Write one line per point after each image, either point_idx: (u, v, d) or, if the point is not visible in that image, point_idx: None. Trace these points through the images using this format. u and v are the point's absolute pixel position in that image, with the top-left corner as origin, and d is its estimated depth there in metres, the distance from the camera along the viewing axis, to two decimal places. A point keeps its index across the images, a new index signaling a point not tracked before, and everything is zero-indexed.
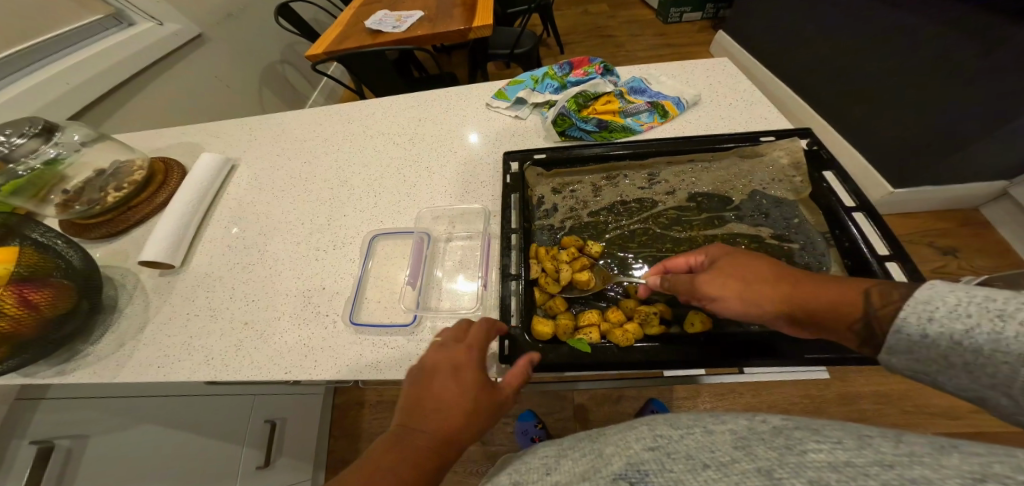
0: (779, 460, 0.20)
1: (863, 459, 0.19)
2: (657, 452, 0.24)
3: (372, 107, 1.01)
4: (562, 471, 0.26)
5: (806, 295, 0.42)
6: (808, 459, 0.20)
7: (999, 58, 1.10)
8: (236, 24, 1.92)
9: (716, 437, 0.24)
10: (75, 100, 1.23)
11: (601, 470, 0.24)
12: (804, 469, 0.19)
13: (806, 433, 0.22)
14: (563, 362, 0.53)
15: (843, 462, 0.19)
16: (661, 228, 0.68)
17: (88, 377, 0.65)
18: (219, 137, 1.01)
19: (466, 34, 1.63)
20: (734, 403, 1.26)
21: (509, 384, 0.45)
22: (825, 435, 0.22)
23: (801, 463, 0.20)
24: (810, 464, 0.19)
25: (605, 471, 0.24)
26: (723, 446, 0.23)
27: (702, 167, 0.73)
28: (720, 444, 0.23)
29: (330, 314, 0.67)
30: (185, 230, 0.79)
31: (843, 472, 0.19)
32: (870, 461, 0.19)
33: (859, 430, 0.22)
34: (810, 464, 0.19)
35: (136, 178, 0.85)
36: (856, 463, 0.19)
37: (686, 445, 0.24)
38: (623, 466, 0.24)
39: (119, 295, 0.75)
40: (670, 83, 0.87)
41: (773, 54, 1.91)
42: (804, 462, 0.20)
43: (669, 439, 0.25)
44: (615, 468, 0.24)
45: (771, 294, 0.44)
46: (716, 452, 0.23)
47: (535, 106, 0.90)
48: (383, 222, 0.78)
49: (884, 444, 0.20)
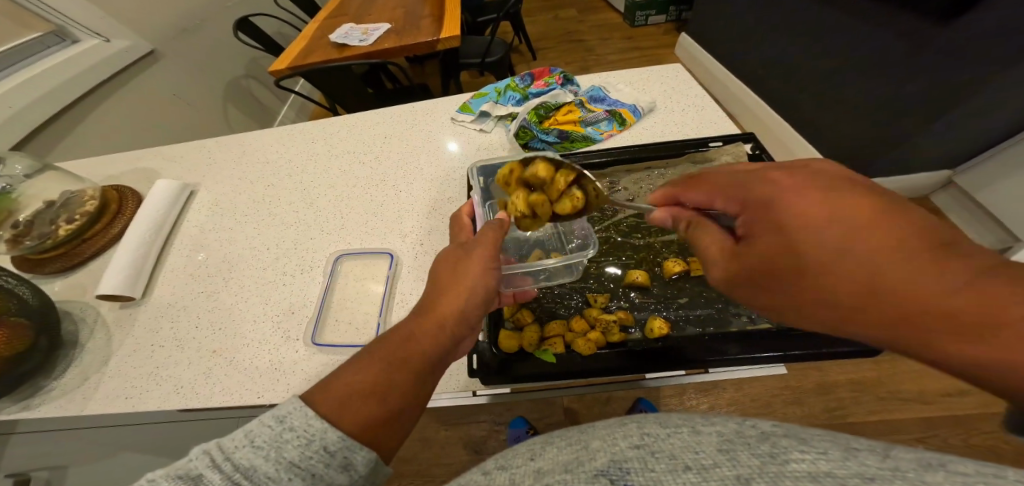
0: (760, 469, 0.20)
1: (845, 470, 0.19)
2: (642, 450, 0.24)
3: (337, 125, 1.01)
4: (547, 457, 0.26)
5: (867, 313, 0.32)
6: (788, 468, 0.20)
7: (931, 56, 1.17)
8: (192, 39, 1.88)
9: (702, 437, 0.24)
10: (15, 126, 1.19)
11: (584, 465, 0.23)
12: (782, 479, 0.19)
13: (792, 442, 0.22)
14: (529, 374, 0.54)
15: (824, 473, 0.19)
16: (622, 236, 0.70)
17: (53, 413, 0.63)
18: (176, 162, 0.99)
19: (434, 45, 1.63)
20: (718, 398, 1.29)
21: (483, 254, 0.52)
22: (812, 445, 0.21)
23: (778, 473, 0.20)
24: (787, 473, 0.19)
25: (587, 466, 0.23)
26: (708, 448, 0.23)
27: (657, 174, 0.74)
28: (705, 445, 0.23)
29: (297, 338, 0.67)
30: (145, 259, 0.77)
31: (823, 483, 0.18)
32: (851, 472, 0.19)
33: (849, 443, 0.21)
34: (790, 474, 0.19)
35: (88, 209, 0.82)
36: (837, 475, 0.19)
37: (672, 444, 0.24)
38: (606, 463, 0.23)
39: (80, 330, 0.73)
40: (627, 91, 0.90)
41: (730, 55, 1.98)
42: (783, 472, 0.20)
43: (656, 437, 0.24)
44: (598, 464, 0.23)
45: (821, 313, 0.35)
46: (700, 454, 0.22)
47: (498, 118, 0.91)
48: (350, 242, 0.78)
49: (870, 457, 0.20)
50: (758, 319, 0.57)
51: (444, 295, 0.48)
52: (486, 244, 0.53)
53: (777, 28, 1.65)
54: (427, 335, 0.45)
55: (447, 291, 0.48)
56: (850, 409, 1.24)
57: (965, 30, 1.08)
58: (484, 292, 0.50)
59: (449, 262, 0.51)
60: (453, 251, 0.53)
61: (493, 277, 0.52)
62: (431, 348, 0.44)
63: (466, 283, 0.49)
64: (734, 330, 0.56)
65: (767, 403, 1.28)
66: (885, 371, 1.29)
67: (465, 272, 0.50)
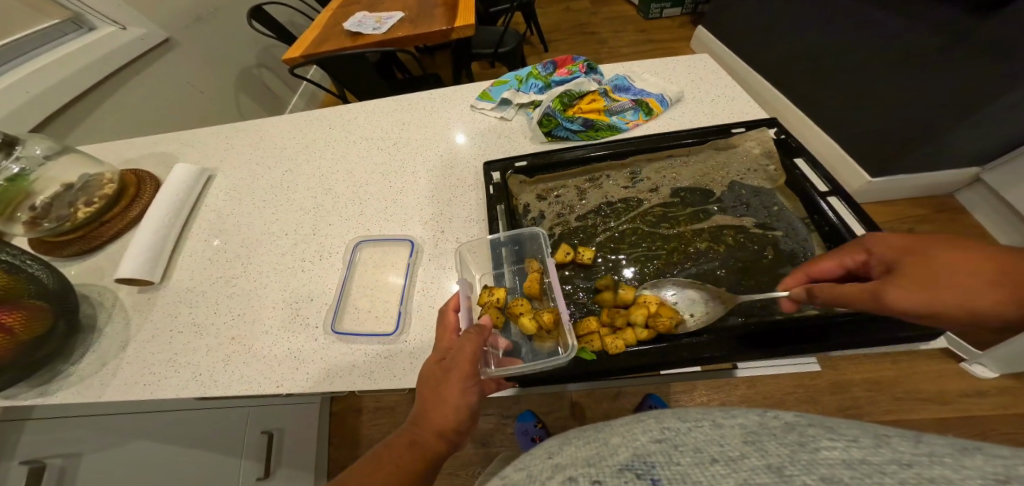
0: (792, 458, 0.21)
1: (879, 457, 0.20)
2: (665, 444, 0.24)
3: (354, 111, 1.00)
4: (565, 454, 0.27)
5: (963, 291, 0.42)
6: (821, 456, 0.20)
7: (965, 51, 1.14)
8: (206, 28, 1.87)
9: (726, 431, 0.25)
10: (34, 110, 1.19)
11: (607, 459, 0.24)
12: (816, 466, 0.20)
13: (819, 430, 0.23)
14: (568, 375, 0.54)
15: (858, 460, 0.20)
16: (650, 227, 0.69)
17: (72, 399, 0.63)
18: (193, 147, 0.99)
19: (449, 34, 1.61)
20: (730, 395, 1.28)
21: (464, 366, 0.47)
22: (840, 433, 0.23)
23: (812, 460, 0.20)
24: (821, 461, 0.20)
25: (611, 461, 0.24)
26: (733, 441, 0.24)
27: (680, 162, 0.75)
28: (730, 439, 0.24)
29: (316, 325, 0.66)
30: (164, 244, 0.77)
31: (858, 469, 0.19)
32: (887, 459, 0.20)
33: (879, 430, 0.23)
34: (823, 461, 0.20)
35: (107, 192, 0.82)
36: (872, 461, 0.20)
37: (695, 438, 0.24)
38: (629, 457, 0.23)
39: (98, 314, 0.73)
40: (653, 80, 0.88)
41: (749, 48, 1.94)
42: (816, 459, 0.20)
43: (676, 432, 0.25)
44: (621, 459, 0.24)
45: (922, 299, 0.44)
46: (726, 447, 0.23)
47: (519, 106, 0.90)
48: (370, 229, 0.77)
49: (904, 443, 0.21)
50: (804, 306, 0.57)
51: (427, 415, 0.45)
52: (468, 356, 0.47)
53: (800, 22, 1.62)
54: (420, 447, 0.44)
55: (429, 409, 0.45)
56: (865, 408, 1.22)
57: (1003, 24, 1.05)
58: (470, 412, 0.46)
59: (430, 375, 0.48)
60: (434, 364, 0.49)
61: (475, 392, 0.47)
62: (426, 463, 0.43)
63: (448, 404, 0.45)
64: (777, 322, 0.56)
65: (780, 400, 1.27)
66: (902, 371, 1.27)
67: (445, 390, 0.46)
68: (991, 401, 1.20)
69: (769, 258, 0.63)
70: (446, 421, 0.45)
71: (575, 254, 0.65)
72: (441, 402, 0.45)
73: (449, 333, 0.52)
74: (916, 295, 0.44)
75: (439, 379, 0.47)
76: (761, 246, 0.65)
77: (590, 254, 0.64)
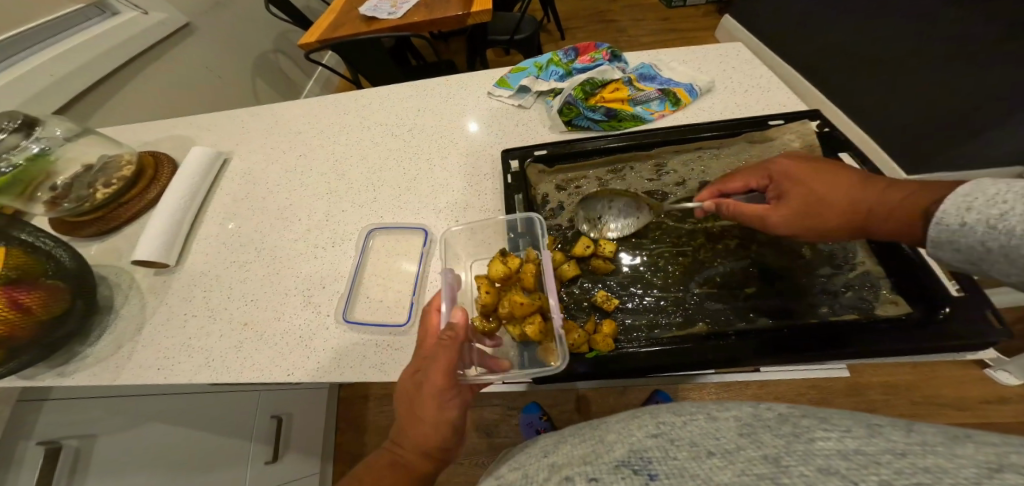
0: (787, 448, 0.19)
1: (872, 447, 0.18)
2: (661, 439, 0.22)
3: (368, 96, 0.98)
4: (561, 453, 0.25)
5: (822, 210, 0.51)
6: (817, 447, 0.19)
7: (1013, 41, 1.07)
8: (225, 11, 1.87)
9: (720, 423, 0.23)
10: (58, 93, 1.19)
11: (603, 456, 0.22)
12: (813, 458, 0.18)
13: (813, 421, 0.22)
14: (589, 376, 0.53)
15: (852, 450, 0.18)
16: (674, 221, 0.67)
17: (88, 381, 0.64)
18: (210, 130, 0.98)
19: (465, 19, 1.58)
20: (740, 395, 1.25)
21: (434, 380, 0.43)
22: (832, 422, 0.21)
23: (808, 452, 0.19)
24: (818, 452, 0.18)
25: (606, 458, 0.22)
26: (729, 434, 0.22)
27: (710, 154, 0.71)
28: (725, 431, 0.22)
29: (326, 313, 0.65)
30: (178, 227, 0.76)
31: (853, 460, 0.18)
32: (879, 449, 0.18)
33: (868, 419, 0.21)
34: (819, 452, 0.18)
35: (125, 173, 0.82)
36: (867, 451, 0.18)
37: (690, 432, 0.22)
38: (625, 453, 0.22)
39: (114, 295, 0.73)
40: (681, 69, 0.84)
41: (779, 38, 1.87)
42: (812, 450, 0.19)
43: (671, 426, 0.23)
44: (617, 456, 0.22)
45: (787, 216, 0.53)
46: (722, 440, 0.21)
47: (538, 94, 0.87)
48: (383, 218, 0.76)
49: (894, 432, 0.19)
50: (840, 310, 0.54)
51: (408, 430, 0.43)
52: (442, 368, 0.44)
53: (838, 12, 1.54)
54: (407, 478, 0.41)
55: (413, 425, 0.43)
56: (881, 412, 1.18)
57: None
58: (454, 421, 0.43)
59: (407, 391, 0.45)
60: (411, 381, 0.46)
61: (457, 403, 0.44)
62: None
63: (428, 420, 0.43)
64: (811, 322, 0.54)
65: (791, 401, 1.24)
66: (923, 375, 1.22)
67: (424, 407, 0.43)
68: (1012, 408, 1.14)
69: (803, 256, 0.61)
70: (429, 436, 0.42)
71: (595, 248, 0.63)
72: (422, 418, 0.43)
73: (430, 336, 0.49)
74: (792, 218, 0.53)
75: (414, 394, 0.45)
76: (795, 246, 0.62)
77: (610, 249, 0.62)
